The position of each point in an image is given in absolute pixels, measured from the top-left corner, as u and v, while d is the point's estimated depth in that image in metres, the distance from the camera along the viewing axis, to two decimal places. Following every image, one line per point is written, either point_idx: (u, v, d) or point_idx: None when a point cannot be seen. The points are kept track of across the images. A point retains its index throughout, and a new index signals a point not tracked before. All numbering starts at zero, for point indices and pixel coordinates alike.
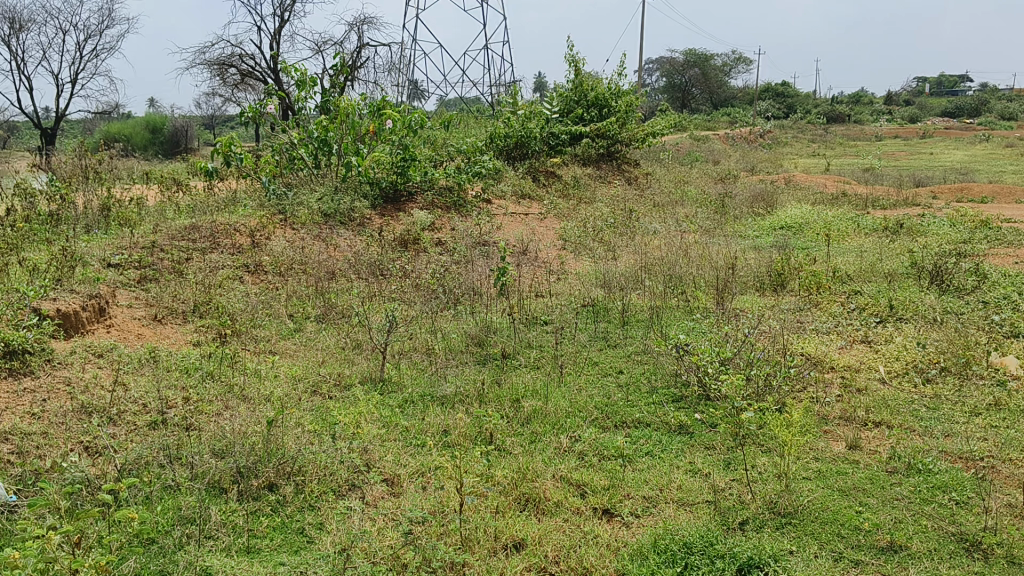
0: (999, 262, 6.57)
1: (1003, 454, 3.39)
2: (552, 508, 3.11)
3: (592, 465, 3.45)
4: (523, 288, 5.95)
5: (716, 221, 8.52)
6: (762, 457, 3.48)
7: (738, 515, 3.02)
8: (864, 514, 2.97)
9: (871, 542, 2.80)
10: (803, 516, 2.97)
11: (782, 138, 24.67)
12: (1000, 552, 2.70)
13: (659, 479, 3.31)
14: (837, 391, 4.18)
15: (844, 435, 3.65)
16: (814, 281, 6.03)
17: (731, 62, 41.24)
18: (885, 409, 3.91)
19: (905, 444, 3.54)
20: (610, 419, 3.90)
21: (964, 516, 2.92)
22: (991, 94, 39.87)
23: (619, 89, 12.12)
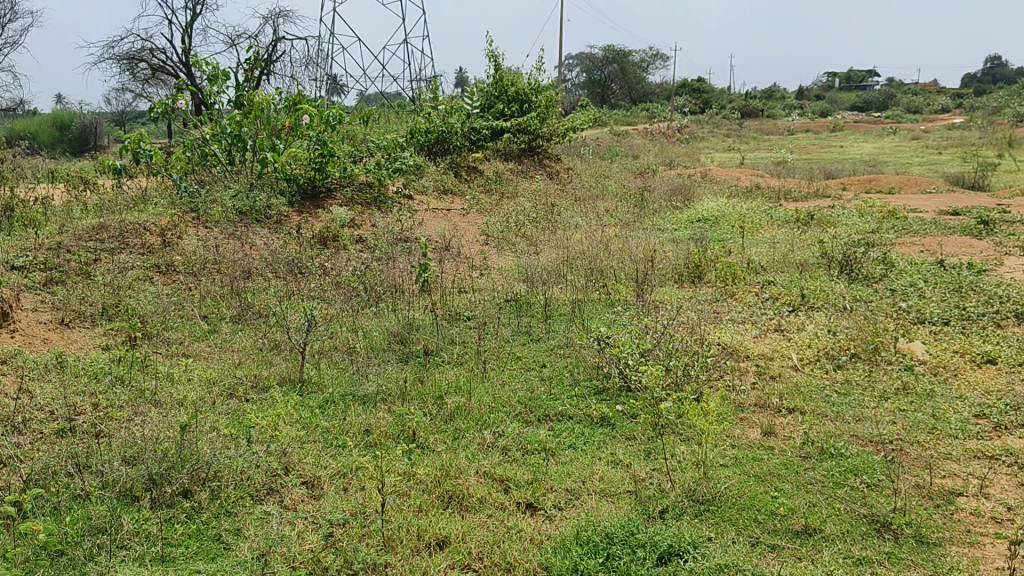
0: (906, 251, 6.86)
1: (911, 437, 3.54)
2: (476, 504, 3.11)
3: (515, 460, 3.46)
4: (446, 284, 5.94)
5: (636, 214, 8.66)
6: (681, 445, 3.56)
7: (658, 504, 3.08)
8: (779, 499, 3.06)
9: (787, 527, 2.88)
10: (721, 503, 3.04)
11: (700, 133, 25.15)
12: (910, 533, 2.81)
13: (582, 471, 3.34)
14: (751, 379, 4.30)
15: (759, 422, 3.76)
16: (729, 272, 6.18)
17: (648, 58, 41.85)
18: (798, 396, 4.03)
19: (818, 429, 3.66)
20: (533, 413, 3.92)
21: (875, 498, 3.04)
22: (895, 90, 41.45)
23: (538, 84, 12.20)
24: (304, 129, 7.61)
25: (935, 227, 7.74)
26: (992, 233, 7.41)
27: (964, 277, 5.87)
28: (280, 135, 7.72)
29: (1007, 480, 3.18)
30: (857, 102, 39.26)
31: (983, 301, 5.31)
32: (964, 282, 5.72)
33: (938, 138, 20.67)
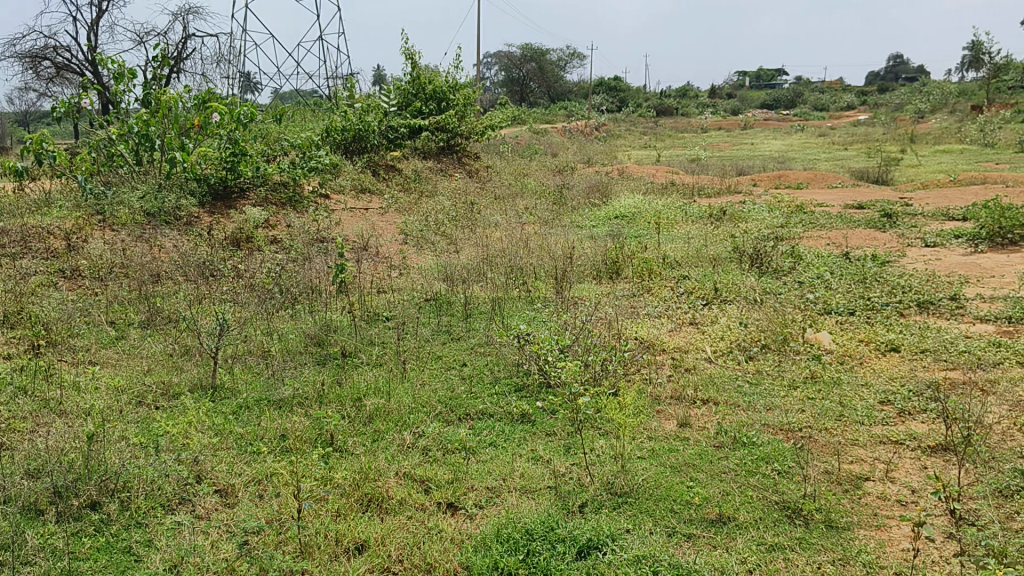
0: (813, 244, 7.12)
1: (818, 424, 3.66)
2: (395, 506, 3.08)
3: (435, 460, 3.44)
4: (364, 285, 5.87)
5: (554, 212, 8.73)
6: (600, 439, 3.60)
7: (578, 498, 3.10)
8: (694, 489, 3.12)
9: (702, 516, 2.94)
10: (638, 495, 3.10)
11: (615, 131, 25.56)
12: (819, 518, 2.88)
13: (502, 468, 3.35)
14: (667, 371, 4.39)
15: (675, 414, 3.84)
16: (645, 268, 6.29)
17: (567, 57, 42.02)
18: (712, 387, 4.13)
19: (731, 418, 3.77)
20: (454, 412, 3.91)
21: (786, 485, 3.11)
22: (798, 88, 42.86)
23: (456, 82, 12.14)
24: (213, 128, 7.39)
25: (840, 220, 8.05)
26: (894, 226, 7.75)
27: (869, 268, 6.12)
28: (190, 134, 7.49)
29: (910, 463, 3.30)
30: (763, 100, 40.44)
31: (886, 292, 5.54)
32: (868, 273, 5.97)
33: (843, 134, 21.45)
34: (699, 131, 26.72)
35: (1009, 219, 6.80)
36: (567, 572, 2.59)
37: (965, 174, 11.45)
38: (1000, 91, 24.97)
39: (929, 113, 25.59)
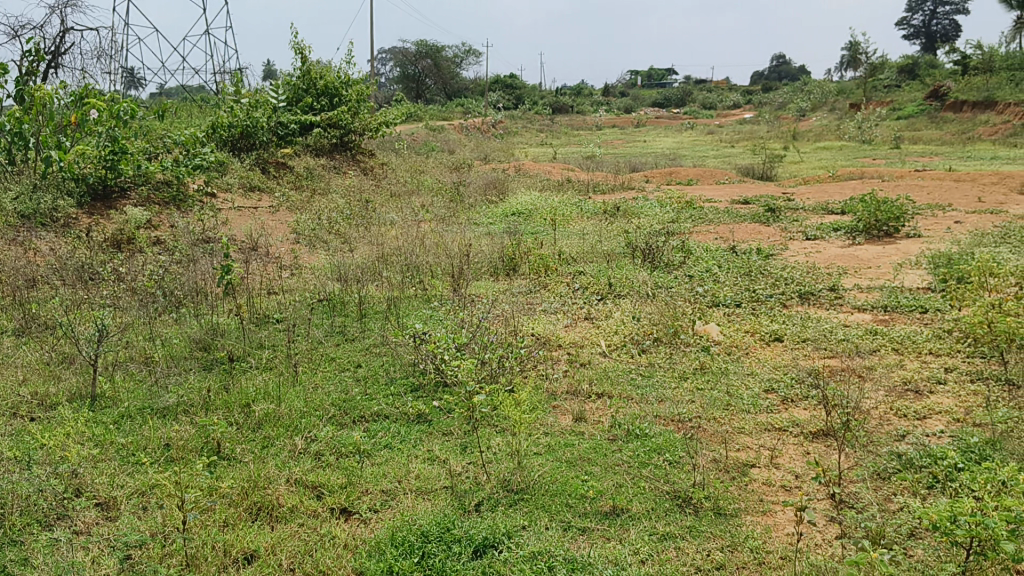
0: (702, 239, 7.32)
1: (708, 414, 3.75)
2: (287, 514, 3.00)
3: (328, 464, 3.36)
4: (253, 287, 5.71)
5: (451, 209, 8.70)
6: (496, 436, 3.59)
7: (474, 498, 3.08)
8: (589, 483, 3.14)
9: (596, 509, 2.97)
10: (534, 491, 3.10)
11: (513, 127, 25.70)
12: (708, 506, 2.95)
13: (397, 470, 3.30)
14: (563, 367, 4.42)
15: (571, 409, 3.86)
16: (541, 264, 6.33)
17: (462, 54, 42.05)
18: (606, 381, 4.18)
19: (625, 411, 3.82)
20: (347, 415, 3.83)
21: (677, 475, 3.18)
22: (688, 87, 44.01)
23: (348, 77, 11.97)
24: (91, 126, 7.03)
25: (728, 215, 8.31)
26: (777, 220, 8.05)
27: (754, 261, 6.33)
28: (66, 131, 7.12)
29: (794, 449, 3.41)
30: (656, 98, 41.33)
31: (769, 284, 5.74)
32: (754, 266, 6.17)
33: (731, 133, 22.13)
34: (596, 129, 27.11)
35: (884, 212, 7.15)
36: (462, 572, 2.57)
37: (844, 170, 11.98)
38: (876, 89, 26.28)
39: (811, 111, 26.73)
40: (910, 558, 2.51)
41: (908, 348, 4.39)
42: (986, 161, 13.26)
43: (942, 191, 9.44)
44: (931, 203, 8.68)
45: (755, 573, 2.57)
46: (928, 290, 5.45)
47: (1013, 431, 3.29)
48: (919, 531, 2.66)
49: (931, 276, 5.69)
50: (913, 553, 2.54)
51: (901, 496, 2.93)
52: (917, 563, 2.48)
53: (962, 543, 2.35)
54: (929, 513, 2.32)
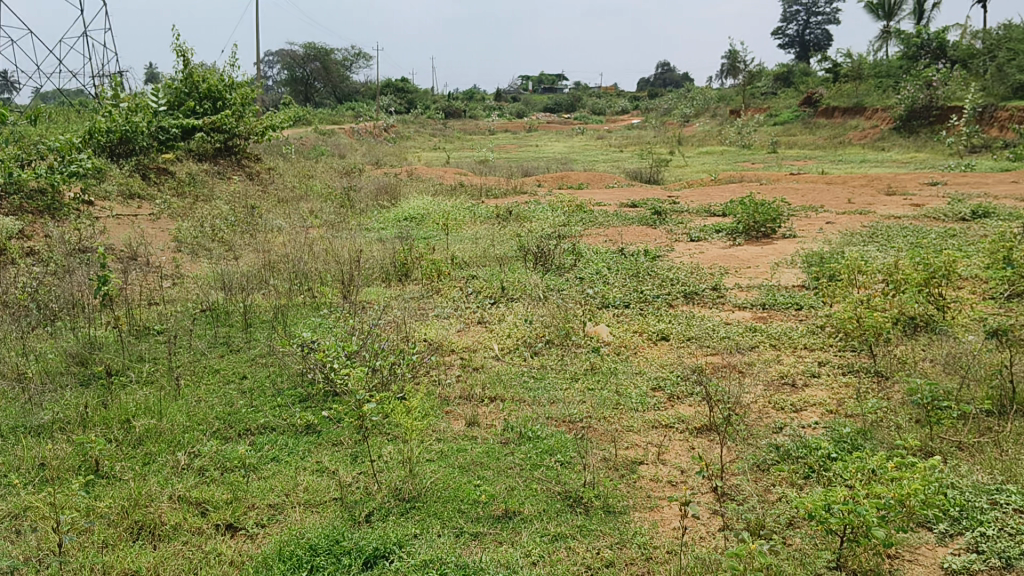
0: (592, 242, 7.45)
1: (598, 414, 3.81)
2: (169, 533, 2.90)
3: (213, 480, 3.26)
4: (132, 298, 5.49)
5: (341, 214, 8.60)
6: (387, 445, 3.55)
7: (365, 507, 3.04)
8: (481, 487, 3.14)
9: (488, 513, 2.97)
10: (426, 498, 3.08)
11: (406, 131, 25.57)
12: (598, 505, 3.00)
13: (285, 483, 3.22)
14: (456, 372, 4.42)
15: (463, 414, 3.86)
16: (434, 269, 6.31)
17: (352, 58, 41.56)
18: (499, 384, 4.20)
19: (517, 414, 3.84)
20: (233, 428, 3.73)
21: (568, 475, 3.21)
22: (580, 92, 44.72)
23: (233, 80, 11.71)
24: None
25: (617, 218, 8.48)
26: (664, 222, 8.27)
27: (641, 263, 6.48)
28: None
29: (680, 445, 3.49)
30: (547, 102, 41.82)
31: (656, 284, 5.89)
32: (641, 268, 6.32)
33: (620, 138, 22.59)
34: (490, 133, 27.26)
35: (763, 214, 7.44)
36: None
37: (724, 173, 12.41)
38: (755, 96, 27.38)
39: (694, 116, 27.58)
40: (789, 548, 2.61)
41: (786, 344, 4.58)
42: (856, 164, 13.96)
43: (815, 193, 9.89)
44: (806, 205, 9.08)
45: (643, 569, 2.62)
46: (803, 288, 5.70)
47: (881, 421, 3.46)
48: (797, 521, 2.77)
49: (806, 274, 5.95)
50: (792, 543, 2.64)
51: (780, 487, 3.04)
52: (795, 551, 2.57)
53: (837, 530, 2.48)
54: (806, 503, 2.45)
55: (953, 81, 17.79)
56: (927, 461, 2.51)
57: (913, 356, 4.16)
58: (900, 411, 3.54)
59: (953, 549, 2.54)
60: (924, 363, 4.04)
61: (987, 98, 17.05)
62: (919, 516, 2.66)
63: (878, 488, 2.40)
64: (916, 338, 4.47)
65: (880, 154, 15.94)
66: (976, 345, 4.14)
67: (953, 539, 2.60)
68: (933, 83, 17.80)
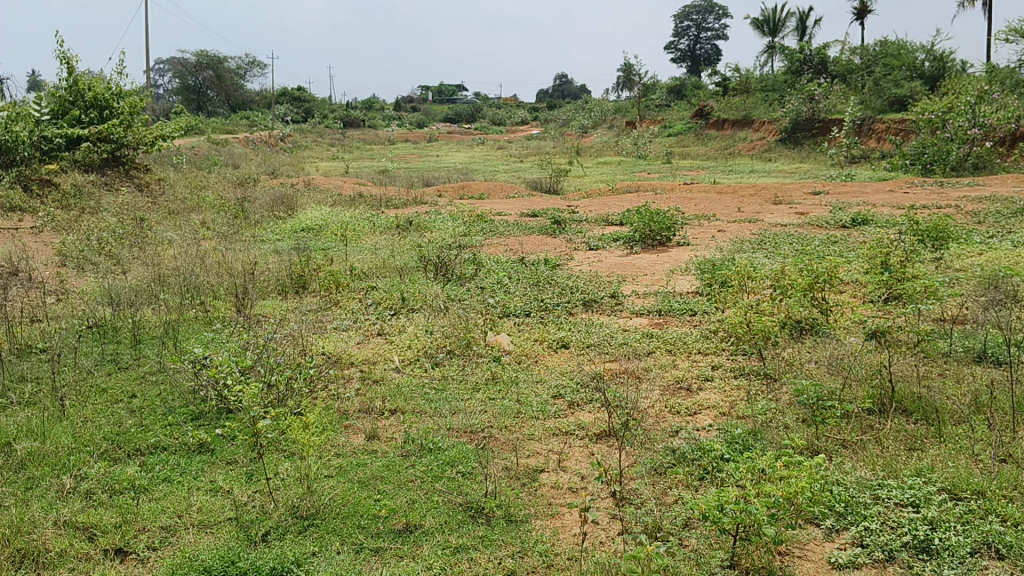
0: (493, 251, 7.48)
1: (499, 423, 3.82)
2: (54, 560, 2.76)
3: (101, 503, 3.12)
4: (12, 315, 5.23)
5: (235, 226, 8.40)
6: (285, 461, 3.47)
7: (261, 527, 2.95)
8: (381, 502, 3.10)
9: (389, 528, 2.93)
10: (325, 515, 3.01)
11: (303, 141, 25.20)
12: (500, 514, 3.00)
13: (178, 505, 3.10)
14: (355, 385, 4.36)
15: (363, 427, 3.81)
16: (332, 280, 6.22)
17: (246, 66, 40.71)
18: (399, 397, 4.16)
19: (417, 426, 3.81)
20: (121, 449, 3.58)
21: (469, 486, 3.20)
22: (480, 102, 44.94)
23: (120, 88, 11.27)
24: None
25: (517, 228, 8.54)
26: (563, 231, 8.37)
27: (541, 272, 6.54)
28: None
29: (580, 451, 3.53)
30: (447, 112, 41.87)
31: (557, 293, 5.96)
32: (541, 277, 6.37)
33: (518, 148, 22.80)
34: (389, 143, 27.11)
35: (658, 223, 7.60)
36: None
37: (620, 183, 12.67)
38: (648, 108, 28.07)
39: (592, 128, 28.07)
40: (685, 548, 2.66)
41: (680, 349, 4.69)
42: (743, 175, 14.44)
43: (706, 202, 10.17)
44: (698, 214, 9.33)
45: None
46: (697, 294, 5.86)
47: (772, 421, 3.58)
48: (693, 521, 2.83)
49: (699, 281, 6.12)
50: (688, 543, 2.70)
51: (676, 489, 3.11)
52: (691, 551, 2.62)
53: (729, 530, 2.55)
54: (700, 504, 2.52)
55: (832, 94, 18.67)
56: (812, 461, 2.61)
57: (799, 357, 4.33)
58: (788, 411, 3.67)
59: (838, 544, 2.64)
60: (810, 365, 4.21)
61: (865, 110, 17.95)
62: (806, 513, 2.75)
63: (767, 487, 2.49)
64: (802, 340, 4.65)
65: (767, 165, 16.54)
66: (857, 347, 4.34)
67: (838, 534, 2.70)
68: (815, 97, 18.61)
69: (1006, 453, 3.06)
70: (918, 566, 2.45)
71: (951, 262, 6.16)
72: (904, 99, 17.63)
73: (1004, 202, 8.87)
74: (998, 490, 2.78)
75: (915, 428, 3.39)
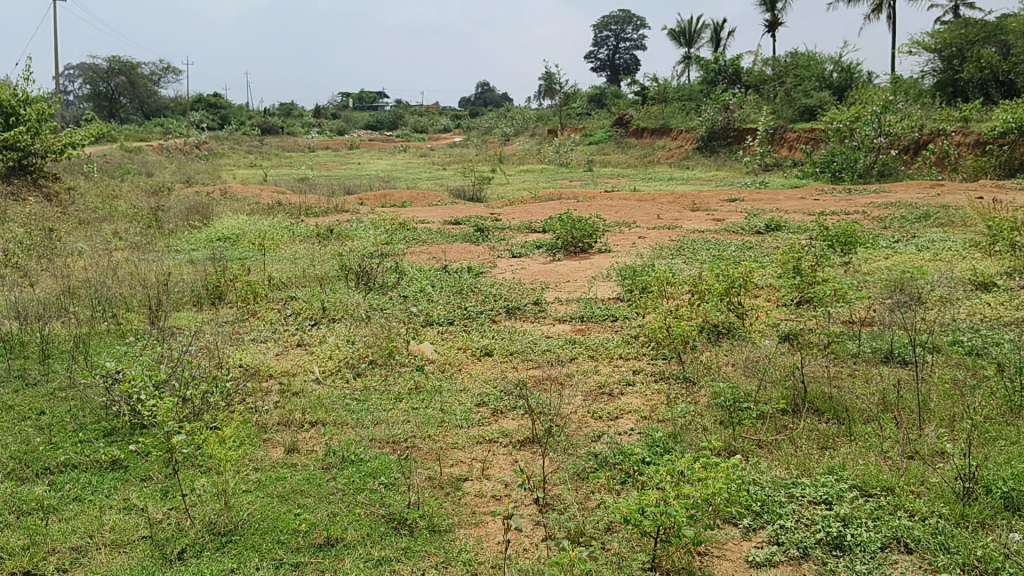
0: (415, 259, 7.45)
1: (422, 432, 3.80)
2: None
3: (7, 525, 2.99)
4: None
5: (148, 235, 8.17)
6: (201, 477, 3.38)
7: (177, 544, 2.87)
8: (301, 516, 3.04)
9: (309, 542, 2.88)
10: (243, 531, 2.94)
11: (220, 149, 24.67)
12: (423, 525, 2.97)
13: (88, 525, 2.99)
14: (274, 398, 4.28)
15: (282, 440, 3.74)
16: (250, 290, 6.10)
17: (160, 72, 39.70)
18: (320, 408, 4.10)
19: (338, 438, 3.76)
20: (29, 468, 3.44)
21: (391, 497, 3.17)
22: (402, 110, 44.74)
23: (27, 95, 10.74)
24: None
25: (440, 236, 8.52)
26: (486, 239, 8.39)
27: (464, 280, 6.54)
28: None
29: (503, 459, 3.53)
30: (369, 119, 41.56)
31: (479, 301, 5.96)
32: (464, 285, 6.37)
33: (441, 155, 22.78)
34: (309, 151, 26.75)
35: (579, 230, 7.66)
36: None
37: (542, 192, 12.76)
38: (570, 116, 28.37)
39: (514, 136, 28.21)
40: (608, 552, 2.69)
41: (602, 355, 4.74)
42: (662, 182, 14.71)
43: (626, 209, 10.32)
44: (619, 221, 9.46)
45: None
46: (618, 300, 5.93)
47: (691, 423, 3.64)
48: (615, 525, 2.86)
49: (620, 287, 6.20)
50: (610, 546, 2.72)
51: (599, 493, 3.13)
52: (613, 555, 2.65)
53: (650, 532, 2.59)
54: (622, 507, 2.55)
55: (746, 104, 19.18)
56: (729, 462, 2.67)
57: (717, 361, 4.42)
58: (706, 414, 3.74)
59: (755, 542, 2.70)
60: (726, 367, 4.30)
61: (778, 120, 18.50)
62: (723, 513, 2.80)
63: (686, 488, 2.54)
64: (719, 344, 4.76)
65: (685, 172, 16.87)
66: (771, 349, 4.46)
67: (755, 532, 2.76)
68: (730, 107, 19.09)
69: (913, 450, 3.18)
70: (831, 562, 2.52)
71: (859, 266, 6.37)
72: (815, 109, 18.24)
73: (908, 207, 9.23)
74: (905, 486, 2.88)
75: (827, 428, 3.50)
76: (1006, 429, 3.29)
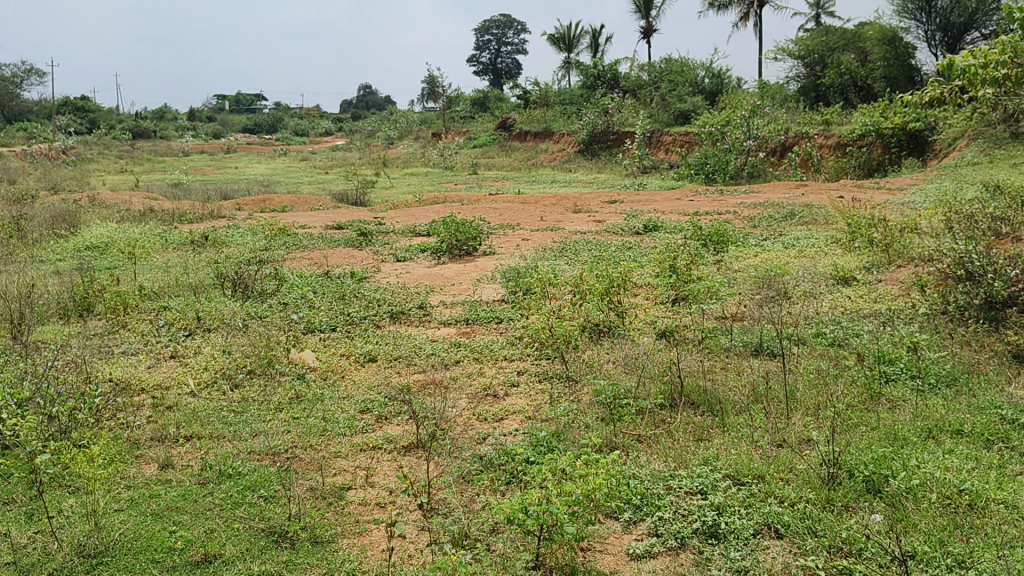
0: (296, 265, 7.31)
1: (303, 442, 3.73)
2: None
3: None
4: None
5: (7, 246, 7.74)
6: (69, 498, 3.22)
7: (43, 569, 2.73)
8: (177, 533, 2.94)
9: (186, 560, 2.79)
10: (114, 552, 2.82)
11: (88, 154, 23.57)
12: (304, 536, 2.92)
13: None
14: (147, 412, 4.12)
15: (155, 456, 3.61)
16: (119, 301, 5.85)
17: (24, 73, 37.62)
18: (195, 422, 3.97)
19: (215, 452, 3.65)
20: None
21: (272, 510, 3.10)
22: (285, 112, 43.84)
23: None
24: None
25: (321, 241, 8.39)
26: (369, 243, 8.31)
27: (347, 285, 6.46)
28: None
29: (387, 465, 3.51)
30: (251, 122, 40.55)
31: (362, 306, 5.90)
32: (347, 290, 6.29)
33: (325, 159, 22.41)
34: (185, 154, 25.86)
35: (463, 233, 7.68)
36: None
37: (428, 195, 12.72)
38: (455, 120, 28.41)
39: (399, 139, 28.03)
40: (492, 553, 2.70)
41: (486, 357, 4.76)
42: (546, 185, 14.90)
43: (510, 212, 10.41)
44: (503, 223, 9.53)
45: None
46: (501, 301, 5.97)
47: (573, 422, 3.70)
48: (499, 526, 2.88)
49: (503, 290, 6.24)
50: (494, 547, 2.73)
51: (482, 495, 3.15)
52: (497, 556, 2.66)
53: (533, 531, 2.62)
54: (505, 508, 2.56)
55: (624, 108, 19.67)
56: (608, 458, 2.73)
57: (597, 359, 4.51)
58: (588, 412, 3.81)
59: (635, 536, 2.77)
60: (606, 366, 4.38)
61: (656, 124, 19.05)
62: (604, 508, 2.86)
63: (566, 486, 2.58)
64: (600, 343, 4.84)
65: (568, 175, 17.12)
66: (649, 346, 4.57)
67: (635, 525, 2.82)
68: (609, 111, 19.50)
69: (781, 439, 3.32)
70: (706, 550, 2.60)
71: (730, 264, 6.62)
72: (688, 113, 18.90)
73: (775, 207, 9.66)
74: (775, 473, 3.01)
75: (702, 420, 3.61)
76: (866, 416, 3.48)
